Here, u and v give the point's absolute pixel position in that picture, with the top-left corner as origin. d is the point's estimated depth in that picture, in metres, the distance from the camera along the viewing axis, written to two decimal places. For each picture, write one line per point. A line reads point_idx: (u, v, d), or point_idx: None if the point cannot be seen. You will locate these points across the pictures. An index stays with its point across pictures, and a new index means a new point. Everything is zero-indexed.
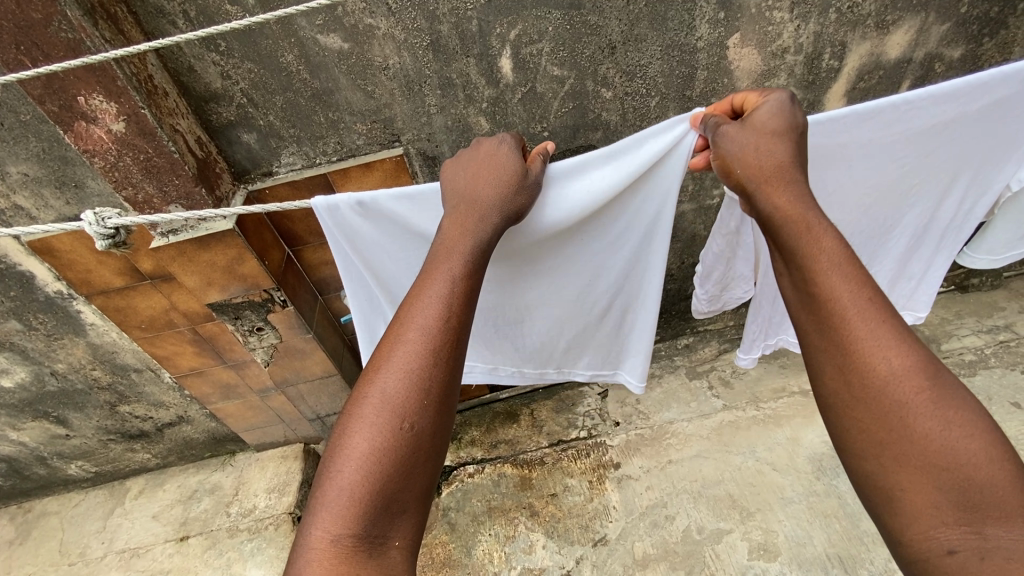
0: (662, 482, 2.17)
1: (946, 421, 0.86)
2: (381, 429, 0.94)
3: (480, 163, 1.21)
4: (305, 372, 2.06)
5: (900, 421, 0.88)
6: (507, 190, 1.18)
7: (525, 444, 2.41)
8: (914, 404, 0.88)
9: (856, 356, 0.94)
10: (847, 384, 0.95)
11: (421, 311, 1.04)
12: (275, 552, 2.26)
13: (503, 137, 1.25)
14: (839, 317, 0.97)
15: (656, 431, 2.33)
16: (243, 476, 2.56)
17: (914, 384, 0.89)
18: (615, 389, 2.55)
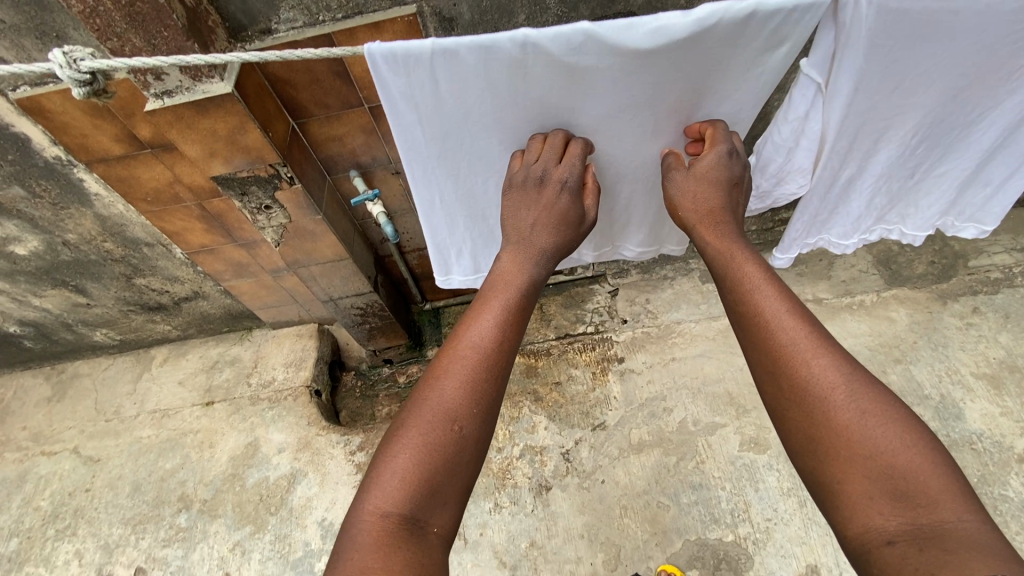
0: (663, 377, 2.23)
1: (862, 412, 0.89)
2: (435, 429, 0.94)
3: (544, 201, 1.24)
4: (316, 255, 2.04)
5: (830, 417, 0.90)
6: (567, 228, 1.25)
7: (532, 336, 2.46)
8: (845, 403, 0.90)
9: (787, 358, 0.97)
10: (787, 388, 0.96)
11: (472, 324, 1.06)
12: (294, 420, 2.41)
13: (572, 171, 1.25)
14: (769, 325, 1.01)
15: (663, 330, 2.36)
16: (261, 350, 2.67)
17: (833, 380, 0.92)
18: (626, 287, 2.54)
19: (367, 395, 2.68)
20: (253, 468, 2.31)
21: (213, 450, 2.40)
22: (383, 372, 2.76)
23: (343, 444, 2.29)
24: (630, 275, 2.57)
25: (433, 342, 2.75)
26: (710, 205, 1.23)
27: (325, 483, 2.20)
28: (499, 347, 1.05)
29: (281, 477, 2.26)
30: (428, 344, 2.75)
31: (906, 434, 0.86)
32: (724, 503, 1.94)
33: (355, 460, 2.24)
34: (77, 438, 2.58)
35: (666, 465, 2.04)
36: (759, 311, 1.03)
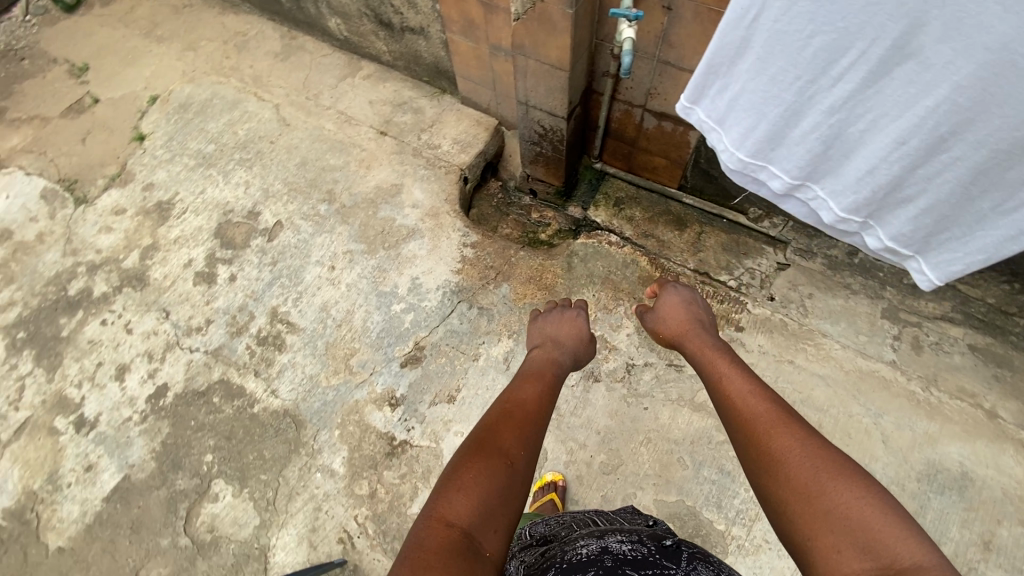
0: (767, 369, 2.07)
1: (818, 471, 1.06)
2: (497, 464, 1.21)
3: (564, 322, 1.88)
4: (541, 52, 1.94)
5: (801, 482, 1.06)
6: (583, 344, 1.83)
7: (673, 252, 2.33)
8: (804, 468, 1.08)
9: (764, 443, 1.18)
10: (769, 474, 1.13)
11: (517, 395, 1.49)
12: (436, 189, 2.57)
13: (581, 308, 1.96)
14: (750, 422, 1.24)
15: (801, 330, 2.12)
16: (442, 115, 2.77)
17: (794, 447, 1.13)
18: (797, 270, 2.24)
19: (499, 210, 2.71)
20: (388, 206, 2.56)
21: (367, 171, 2.67)
22: (523, 201, 2.72)
23: (462, 234, 2.44)
24: (810, 262, 2.25)
25: (580, 203, 2.60)
26: (682, 318, 1.75)
27: (433, 253, 2.42)
28: (537, 411, 1.43)
29: (404, 226, 2.50)
30: (574, 201, 2.61)
31: (859, 489, 1.01)
32: (737, 501, 1.91)
33: (463, 251, 2.41)
34: (282, 99, 2.97)
35: (711, 437, 2.00)
36: (744, 411, 1.28)
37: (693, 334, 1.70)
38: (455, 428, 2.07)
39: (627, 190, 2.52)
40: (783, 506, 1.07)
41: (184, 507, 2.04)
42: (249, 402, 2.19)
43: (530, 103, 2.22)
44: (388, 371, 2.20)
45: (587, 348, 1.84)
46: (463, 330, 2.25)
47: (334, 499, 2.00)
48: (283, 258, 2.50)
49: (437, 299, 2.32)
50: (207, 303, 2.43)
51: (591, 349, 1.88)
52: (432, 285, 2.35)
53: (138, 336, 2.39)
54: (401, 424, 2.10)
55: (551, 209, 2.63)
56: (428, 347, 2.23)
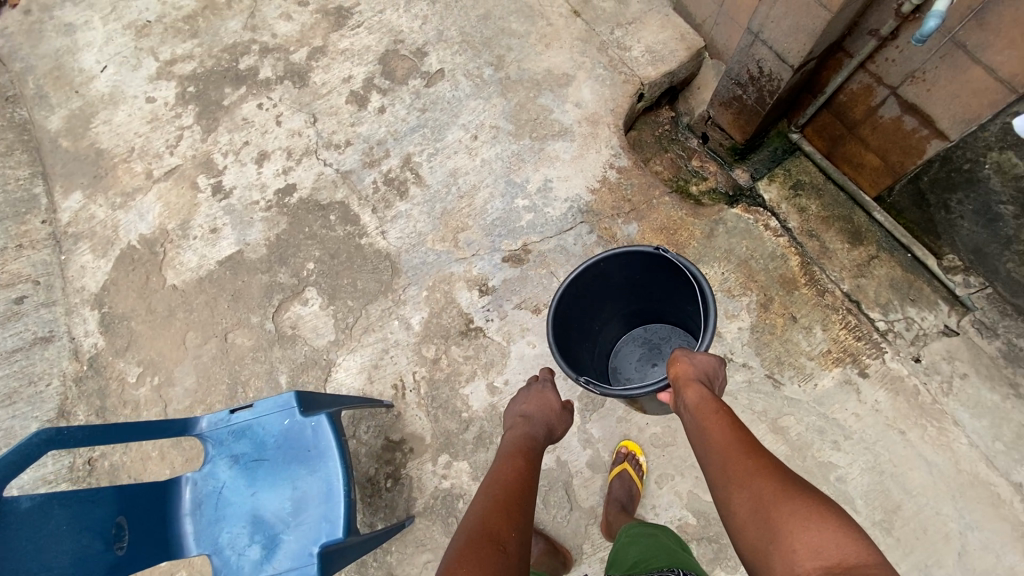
0: (871, 427, 1.86)
1: (783, 493, 1.24)
2: (504, 512, 1.23)
3: (538, 402, 1.74)
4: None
5: (763, 504, 1.24)
6: (556, 415, 1.73)
7: (829, 264, 2.03)
8: (769, 490, 1.26)
9: (736, 475, 1.34)
10: (744, 495, 1.29)
11: (506, 459, 1.46)
12: (606, 94, 2.33)
13: (547, 381, 1.82)
14: (725, 460, 1.39)
15: (932, 408, 1.86)
16: (648, 13, 2.42)
17: (752, 464, 1.34)
18: (966, 343, 1.90)
19: (659, 142, 2.46)
20: (551, 94, 2.36)
21: (544, 50, 2.42)
22: (688, 143, 2.45)
23: (613, 152, 2.26)
24: (986, 343, 1.88)
25: (750, 168, 2.29)
26: (698, 367, 1.69)
27: (575, 161, 2.26)
28: (527, 473, 1.41)
29: (559, 122, 2.32)
30: (745, 163, 2.30)
31: (820, 508, 1.19)
32: None
33: (607, 171, 2.23)
34: None
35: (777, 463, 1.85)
36: (718, 448, 1.43)
37: (693, 381, 1.65)
38: (529, 338, 2.04)
39: (811, 176, 2.13)
40: (752, 526, 1.24)
41: (273, 300, 2.17)
42: (357, 231, 2.23)
43: (761, 35, 1.82)
44: (489, 258, 2.16)
45: (561, 419, 1.74)
46: (573, 251, 2.14)
47: (400, 349, 2.07)
48: (432, 109, 2.40)
49: (562, 211, 2.19)
50: (352, 125, 2.40)
51: (566, 414, 1.78)
52: (560, 193, 2.22)
53: (284, 131, 2.43)
54: (482, 311, 2.09)
55: (715, 162, 2.37)
56: (534, 255, 2.16)
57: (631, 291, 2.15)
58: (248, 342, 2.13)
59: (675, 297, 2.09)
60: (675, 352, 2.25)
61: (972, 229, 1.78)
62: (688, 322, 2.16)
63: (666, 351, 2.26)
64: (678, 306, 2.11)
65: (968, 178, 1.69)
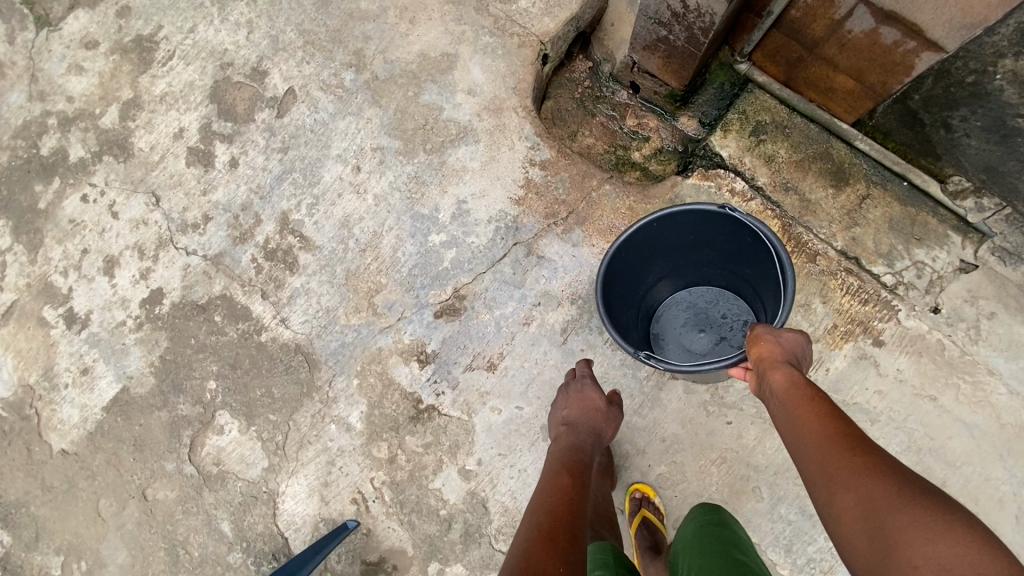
0: (898, 403, 1.61)
1: (901, 507, 0.97)
2: (549, 551, 1.06)
3: (581, 404, 1.52)
4: None
5: (874, 515, 0.98)
6: (605, 415, 1.52)
7: (815, 221, 1.67)
8: (883, 497, 0.99)
9: (834, 476, 1.06)
10: (846, 498, 1.03)
11: (549, 485, 1.28)
12: (502, 70, 1.83)
13: (585, 376, 1.58)
14: (814, 450, 1.12)
15: (960, 362, 1.60)
16: None
17: (855, 459, 1.05)
18: (989, 276, 1.60)
19: (583, 105, 2.00)
20: (434, 86, 1.85)
21: (411, 29, 1.88)
22: (616, 98, 1.99)
23: (530, 143, 1.81)
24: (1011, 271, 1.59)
25: (698, 114, 1.87)
26: (779, 341, 1.37)
27: (487, 168, 1.81)
28: (574, 499, 1.23)
29: (454, 121, 1.83)
30: (690, 109, 1.88)
31: (955, 523, 0.93)
32: (812, 548, 1.59)
33: (528, 171, 1.80)
34: None
35: None
36: (806, 439, 1.15)
37: (768, 357, 1.35)
38: (492, 403, 1.71)
39: (772, 112, 1.71)
40: (859, 537, 0.99)
41: (183, 438, 1.80)
42: (254, 328, 1.82)
43: None
44: (418, 317, 1.77)
45: (609, 420, 1.53)
46: (514, 282, 1.76)
47: (348, 456, 1.74)
48: (295, 145, 1.89)
49: (489, 236, 1.78)
50: (204, 193, 1.90)
51: (616, 411, 1.55)
52: (480, 215, 1.80)
53: (125, 223, 1.92)
54: (429, 386, 1.74)
55: (654, 115, 1.93)
56: (471, 299, 1.76)
57: (677, 254, 1.75)
58: (173, 495, 1.79)
59: (736, 261, 1.72)
60: (729, 316, 1.82)
61: (981, 146, 1.55)
62: (745, 288, 1.77)
63: (717, 317, 1.83)
64: (743, 271, 1.72)
65: (972, 91, 1.49)
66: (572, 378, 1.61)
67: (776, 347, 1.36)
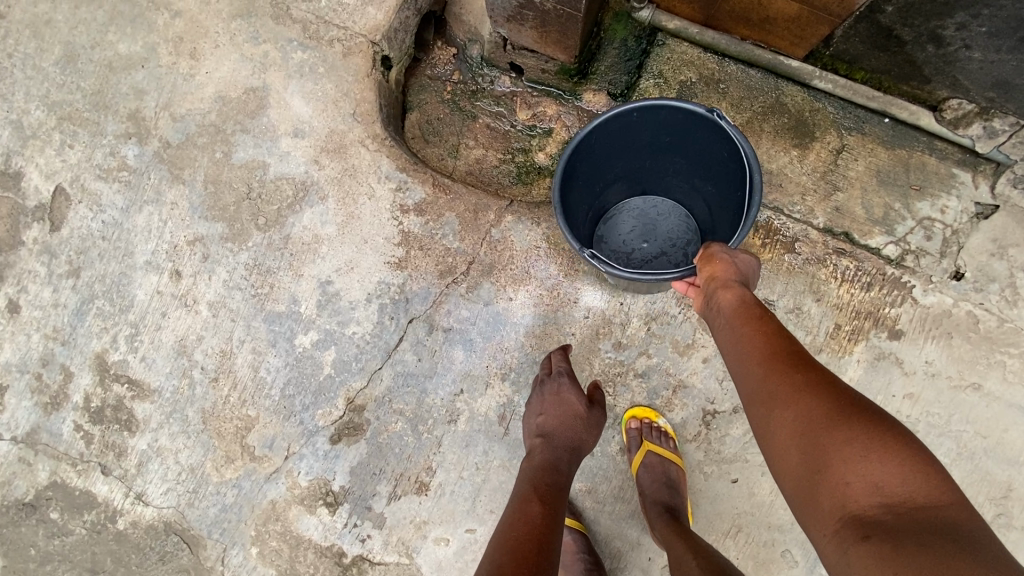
0: (935, 403, 1.25)
1: (856, 437, 0.72)
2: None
3: (558, 412, 1.16)
4: None
5: (811, 428, 0.76)
6: (585, 424, 1.17)
7: (784, 197, 1.25)
8: (822, 412, 0.76)
9: (769, 390, 0.82)
10: (782, 414, 0.79)
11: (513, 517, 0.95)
12: (329, 93, 1.33)
13: (563, 374, 1.21)
14: (758, 371, 0.86)
15: (1001, 333, 1.24)
16: None
17: (803, 382, 0.80)
18: (1016, 216, 1.22)
19: (457, 107, 1.49)
20: (247, 137, 1.35)
21: (195, 65, 1.36)
22: (497, 87, 1.49)
23: (395, 183, 1.33)
24: None
25: (605, 85, 1.38)
26: (737, 266, 1.02)
27: (347, 231, 1.33)
28: (547, 529, 0.91)
29: (286, 179, 1.34)
30: (593, 80, 1.39)
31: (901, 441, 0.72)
32: None
33: (401, 221, 1.33)
34: None
35: None
36: (753, 359, 0.88)
37: (724, 275, 1.01)
38: (434, 534, 1.31)
39: (696, 66, 1.27)
40: (790, 452, 0.77)
41: None
42: (107, 517, 1.37)
43: None
44: (312, 451, 1.33)
45: (592, 429, 1.18)
46: (422, 373, 1.32)
47: None
48: (87, 262, 1.38)
49: (373, 321, 1.32)
50: None
51: (599, 414, 1.20)
52: (353, 295, 1.33)
53: None
54: (350, 532, 1.32)
55: (551, 98, 1.45)
56: (372, 408, 1.32)
57: (641, 156, 1.27)
58: None
59: (702, 174, 1.25)
60: (677, 235, 1.36)
61: (985, 59, 1.13)
62: (706, 210, 1.31)
63: (664, 233, 1.37)
64: (707, 191, 1.27)
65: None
66: (546, 376, 1.24)
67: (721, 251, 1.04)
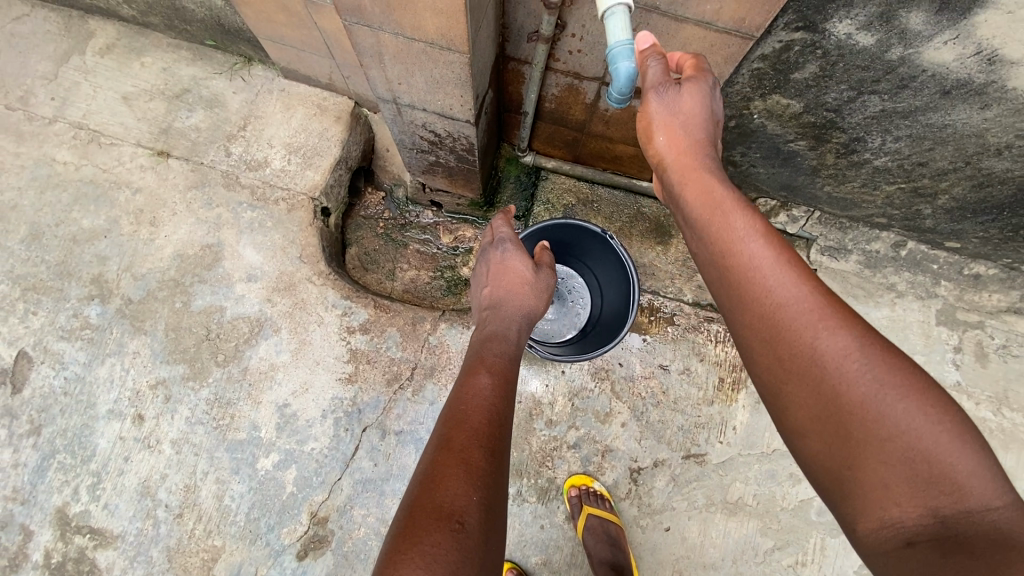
0: None
1: (817, 317, 0.66)
2: (460, 474, 0.81)
3: (503, 280, 1.28)
4: (402, 50, 0.99)
5: (834, 391, 0.63)
6: (529, 292, 1.28)
7: (660, 282, 1.58)
8: (862, 377, 0.62)
9: (780, 332, 0.68)
10: (750, 303, 0.72)
11: (473, 379, 1.02)
12: (277, 242, 1.57)
13: (506, 242, 1.32)
14: (722, 251, 0.77)
15: None
16: (257, 101, 1.67)
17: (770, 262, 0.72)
18: (830, 276, 1.59)
19: (390, 239, 1.77)
20: (204, 286, 1.54)
21: (154, 231, 1.58)
22: (422, 219, 1.81)
23: (340, 310, 1.54)
24: (844, 263, 1.60)
25: None
26: (701, 120, 0.86)
27: (301, 356, 1.51)
28: (496, 398, 0.98)
29: (241, 318, 1.52)
30: (499, 207, 1.72)
31: (948, 419, 0.60)
32: None
33: (349, 341, 1.52)
34: None
35: (757, 546, 1.46)
36: (714, 242, 0.78)
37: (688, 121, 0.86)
38: None
39: (574, 192, 1.64)
40: (806, 414, 0.66)
41: None
42: None
43: (399, 100, 1.18)
44: (279, 570, 1.39)
45: (538, 292, 1.30)
46: (380, 476, 1.46)
47: None
48: (47, 419, 1.46)
49: (330, 434, 1.47)
50: None
51: (545, 277, 1.33)
52: (310, 413, 1.48)
53: None
54: None
55: (468, 224, 1.78)
56: (335, 518, 1.43)
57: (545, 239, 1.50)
58: None
59: (594, 254, 1.50)
60: (576, 294, 1.59)
61: (770, 170, 1.42)
62: (597, 281, 1.55)
63: (566, 293, 1.59)
64: (600, 267, 1.51)
65: (740, 133, 1.29)
66: (490, 245, 1.35)
67: (674, 117, 0.85)
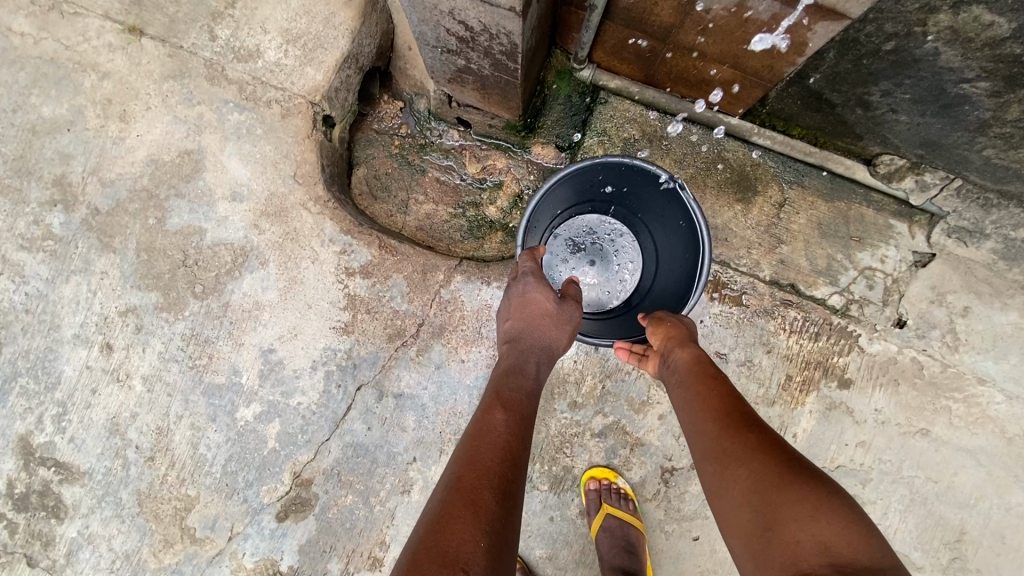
0: (886, 449, 1.26)
1: (693, 433, 0.84)
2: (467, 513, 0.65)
3: (523, 316, 1.01)
4: None
5: (726, 478, 0.76)
6: (557, 326, 1.01)
7: (732, 251, 1.26)
8: (740, 472, 0.75)
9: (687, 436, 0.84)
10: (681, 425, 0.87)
11: (488, 417, 0.82)
12: (267, 156, 1.29)
13: (527, 273, 1.03)
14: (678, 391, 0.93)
15: (945, 378, 1.26)
16: None
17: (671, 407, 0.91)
18: (953, 264, 1.25)
19: (406, 162, 1.46)
20: (181, 202, 1.29)
21: (125, 129, 1.31)
22: (446, 140, 1.48)
23: (339, 246, 1.28)
24: (976, 250, 1.24)
25: (553, 139, 1.39)
26: None
27: (290, 296, 1.28)
28: (514, 438, 0.78)
29: (223, 244, 1.28)
30: (542, 134, 1.39)
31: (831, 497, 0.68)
32: None
33: (347, 285, 1.28)
34: None
35: None
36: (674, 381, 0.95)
37: None
38: None
39: (639, 122, 1.29)
40: (720, 496, 0.76)
41: None
42: None
43: None
44: (257, 529, 1.26)
45: (567, 330, 1.02)
46: (373, 442, 1.27)
47: None
48: (8, 337, 1.29)
49: (319, 389, 1.27)
50: None
51: (573, 308, 1.05)
52: (298, 363, 1.27)
53: None
54: None
55: (501, 152, 1.45)
56: (321, 482, 1.27)
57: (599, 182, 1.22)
58: None
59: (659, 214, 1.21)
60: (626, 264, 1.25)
61: (917, 121, 1.12)
62: (655, 249, 1.24)
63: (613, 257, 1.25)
64: (664, 234, 1.22)
65: (894, 62, 1.01)
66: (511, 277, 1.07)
67: None
